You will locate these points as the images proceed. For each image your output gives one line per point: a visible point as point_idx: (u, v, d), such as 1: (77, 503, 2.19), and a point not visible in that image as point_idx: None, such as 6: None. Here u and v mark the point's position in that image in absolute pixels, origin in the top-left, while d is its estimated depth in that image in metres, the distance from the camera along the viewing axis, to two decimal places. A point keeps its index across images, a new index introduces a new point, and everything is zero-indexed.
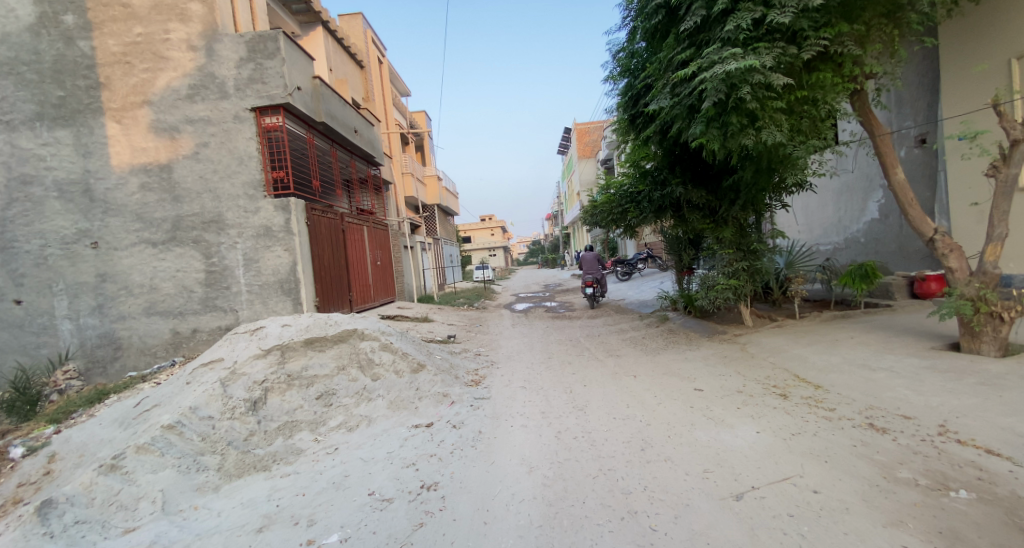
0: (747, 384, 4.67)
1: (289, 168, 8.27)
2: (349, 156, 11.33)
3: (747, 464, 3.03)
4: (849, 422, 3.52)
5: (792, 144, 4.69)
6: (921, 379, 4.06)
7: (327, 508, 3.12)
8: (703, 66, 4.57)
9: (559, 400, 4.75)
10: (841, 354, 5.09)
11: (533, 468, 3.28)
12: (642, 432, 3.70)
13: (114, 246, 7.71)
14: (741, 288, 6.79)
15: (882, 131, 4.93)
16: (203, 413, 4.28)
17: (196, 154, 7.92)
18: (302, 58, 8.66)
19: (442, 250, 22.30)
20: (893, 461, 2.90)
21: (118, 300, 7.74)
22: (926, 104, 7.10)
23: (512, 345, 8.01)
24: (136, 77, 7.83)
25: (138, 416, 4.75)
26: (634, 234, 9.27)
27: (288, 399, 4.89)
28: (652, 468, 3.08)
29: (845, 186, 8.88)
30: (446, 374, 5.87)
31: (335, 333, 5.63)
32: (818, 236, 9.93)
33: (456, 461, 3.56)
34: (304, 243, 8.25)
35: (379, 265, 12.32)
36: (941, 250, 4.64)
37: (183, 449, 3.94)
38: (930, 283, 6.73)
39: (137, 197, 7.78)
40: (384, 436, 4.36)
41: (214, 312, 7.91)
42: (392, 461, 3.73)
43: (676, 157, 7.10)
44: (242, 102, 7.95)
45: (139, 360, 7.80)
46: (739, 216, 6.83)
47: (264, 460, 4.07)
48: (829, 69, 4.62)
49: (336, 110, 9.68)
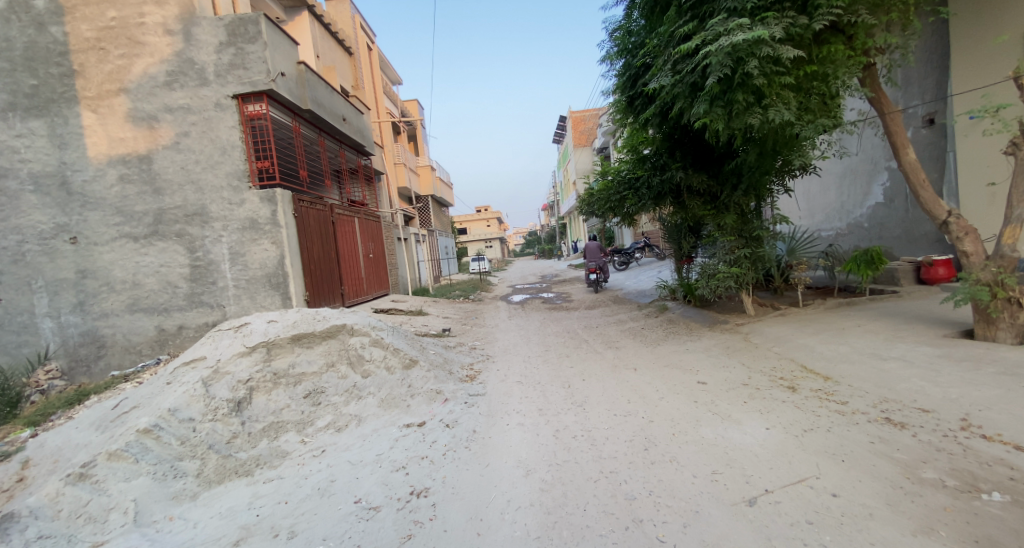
0: (753, 377, 4.47)
1: (275, 157, 7.97)
2: (338, 145, 10.98)
3: (759, 465, 2.83)
4: (864, 416, 3.32)
5: (801, 124, 4.48)
6: (937, 368, 3.87)
7: (309, 518, 2.90)
8: (707, 39, 4.31)
9: (557, 396, 4.55)
10: (849, 343, 4.89)
11: (530, 470, 3.08)
12: (645, 430, 3.50)
13: (94, 241, 7.41)
14: (743, 276, 6.60)
15: (892, 108, 4.70)
16: (183, 415, 4.05)
17: (177, 144, 7.61)
18: (285, 42, 8.32)
19: (437, 242, 21.95)
20: (915, 459, 2.72)
21: (100, 296, 7.46)
22: (935, 82, 6.82)
23: (508, 338, 7.80)
24: (112, 64, 7.49)
25: (116, 419, 4.49)
26: (632, 222, 9.02)
27: (274, 399, 4.66)
28: (656, 470, 2.89)
29: (848, 169, 8.65)
30: (439, 370, 5.63)
31: (324, 328, 5.39)
32: (819, 221, 9.74)
33: (448, 464, 3.35)
34: (292, 235, 7.97)
35: (372, 258, 12.06)
36: (955, 233, 4.47)
37: (160, 455, 3.71)
38: (938, 268, 6.53)
39: (115, 189, 7.47)
40: (374, 437, 4.15)
41: (200, 308, 7.65)
42: (380, 465, 3.52)
43: (676, 140, 6.83)
44: (223, 89, 7.62)
45: (124, 358, 7.55)
46: (741, 203, 6.56)
47: (246, 464, 3.84)
48: (840, 41, 4.38)
49: (322, 96, 9.33)
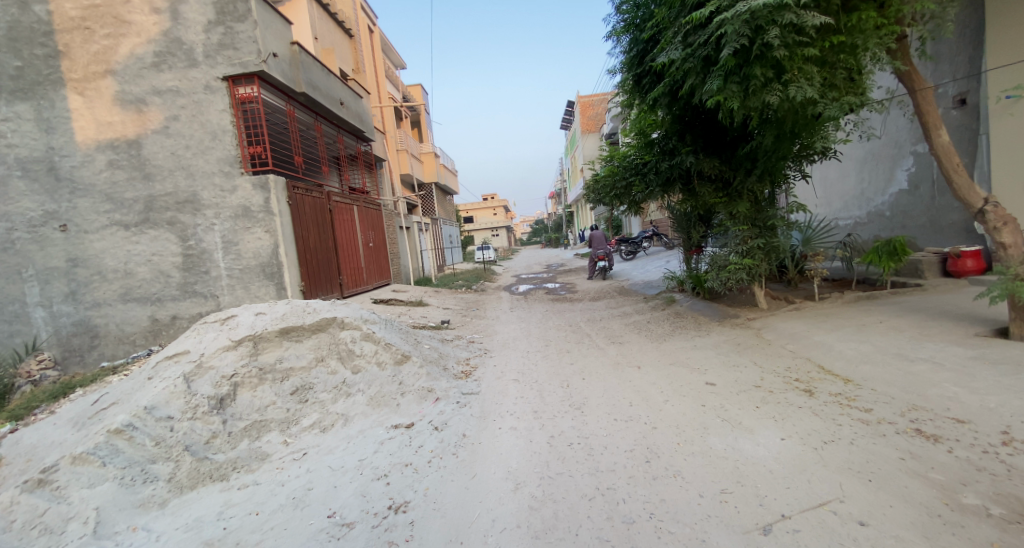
0: (766, 378, 4.15)
1: (267, 142, 7.68)
2: (336, 130, 10.64)
3: (774, 485, 2.52)
4: (891, 427, 3.00)
5: (824, 102, 4.09)
6: (970, 372, 3.51)
7: (277, 534, 2.65)
8: (722, 6, 3.92)
9: (554, 396, 4.27)
10: (871, 341, 4.54)
11: (519, 484, 2.81)
12: (647, 439, 3.21)
13: (84, 229, 7.20)
14: (755, 268, 6.28)
15: (923, 85, 4.34)
16: (160, 413, 3.84)
17: (167, 128, 7.32)
18: (276, 20, 7.95)
19: (441, 230, 21.66)
20: (953, 480, 2.40)
21: (92, 286, 7.27)
22: (968, 58, 6.30)
23: (509, 331, 7.53)
24: (98, 44, 7.20)
25: (94, 415, 4.28)
26: (639, 210, 8.64)
27: (260, 395, 4.41)
28: (659, 488, 2.60)
29: (870, 154, 8.18)
30: (433, 366, 5.35)
31: (313, 321, 5.13)
32: (837, 209, 9.30)
33: (433, 474, 3.09)
34: (286, 223, 7.70)
35: (372, 247, 11.83)
36: (992, 223, 4.07)
37: (131, 457, 3.50)
38: (967, 260, 6.09)
39: (105, 175, 7.23)
40: (359, 439, 3.89)
41: (194, 298, 7.44)
42: (361, 472, 3.26)
43: (686, 122, 6.41)
44: (213, 71, 7.31)
45: (118, 349, 7.38)
46: (755, 189, 6.20)
47: (222, 468, 3.59)
48: (871, 8, 3.95)
49: (317, 79, 8.96)
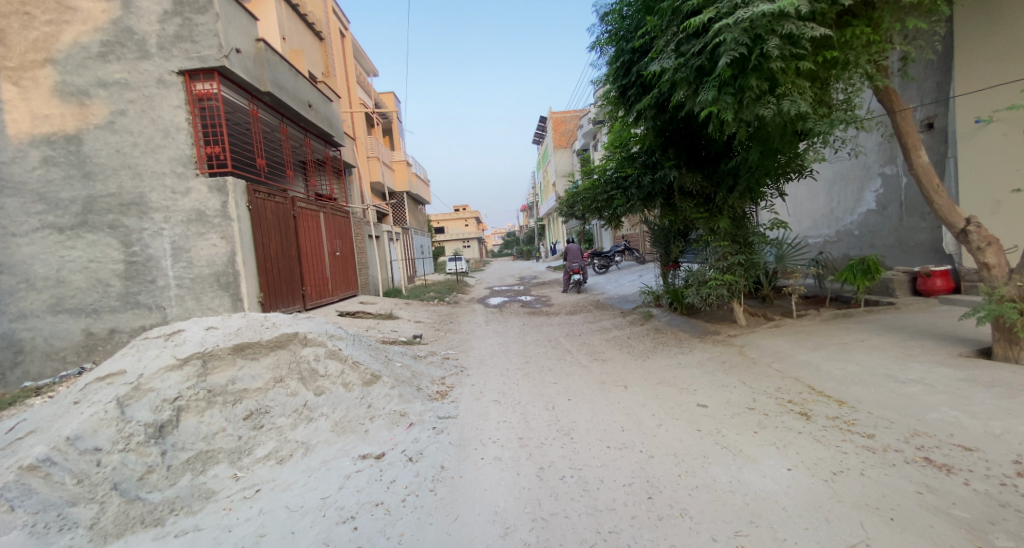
0: (758, 400, 3.98)
1: (226, 142, 7.13)
2: (303, 133, 10.09)
3: (791, 525, 2.29)
4: (899, 455, 2.85)
5: (815, 117, 4.04)
6: (965, 395, 3.44)
7: None
8: (721, 13, 3.83)
9: (539, 421, 3.96)
10: (857, 361, 4.46)
11: (509, 529, 2.47)
12: (645, 470, 2.95)
13: (12, 232, 6.43)
14: (735, 284, 6.21)
15: (902, 106, 4.37)
16: (85, 445, 3.29)
17: (112, 123, 6.66)
18: (240, 15, 7.46)
19: (412, 241, 21.15)
20: (979, 519, 2.23)
21: (17, 295, 6.46)
22: (935, 84, 6.68)
23: (485, 346, 7.18)
24: (37, 31, 6.53)
25: (7, 446, 3.65)
26: (618, 224, 8.49)
27: (208, 421, 3.88)
28: (666, 530, 2.32)
29: (840, 174, 8.39)
30: (405, 386, 4.91)
31: (272, 337, 4.65)
32: (807, 227, 9.50)
33: (409, 516, 2.71)
34: (245, 229, 7.12)
35: (339, 256, 11.26)
36: (977, 244, 4.06)
37: (46, 499, 2.94)
38: (936, 280, 6.21)
39: (38, 173, 6.49)
40: (322, 472, 3.44)
41: (136, 310, 6.72)
42: (324, 514, 2.83)
43: (668, 136, 6.33)
44: (167, 64, 6.73)
45: (45, 366, 6.58)
46: (737, 205, 6.16)
47: (156, 511, 3.04)
48: (863, 25, 3.96)
49: (283, 78, 8.47)
